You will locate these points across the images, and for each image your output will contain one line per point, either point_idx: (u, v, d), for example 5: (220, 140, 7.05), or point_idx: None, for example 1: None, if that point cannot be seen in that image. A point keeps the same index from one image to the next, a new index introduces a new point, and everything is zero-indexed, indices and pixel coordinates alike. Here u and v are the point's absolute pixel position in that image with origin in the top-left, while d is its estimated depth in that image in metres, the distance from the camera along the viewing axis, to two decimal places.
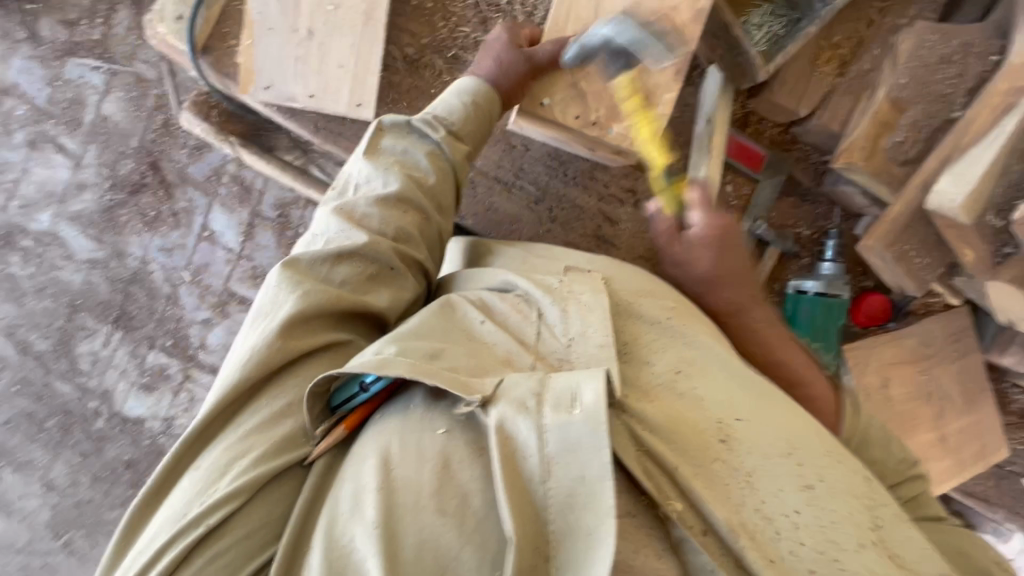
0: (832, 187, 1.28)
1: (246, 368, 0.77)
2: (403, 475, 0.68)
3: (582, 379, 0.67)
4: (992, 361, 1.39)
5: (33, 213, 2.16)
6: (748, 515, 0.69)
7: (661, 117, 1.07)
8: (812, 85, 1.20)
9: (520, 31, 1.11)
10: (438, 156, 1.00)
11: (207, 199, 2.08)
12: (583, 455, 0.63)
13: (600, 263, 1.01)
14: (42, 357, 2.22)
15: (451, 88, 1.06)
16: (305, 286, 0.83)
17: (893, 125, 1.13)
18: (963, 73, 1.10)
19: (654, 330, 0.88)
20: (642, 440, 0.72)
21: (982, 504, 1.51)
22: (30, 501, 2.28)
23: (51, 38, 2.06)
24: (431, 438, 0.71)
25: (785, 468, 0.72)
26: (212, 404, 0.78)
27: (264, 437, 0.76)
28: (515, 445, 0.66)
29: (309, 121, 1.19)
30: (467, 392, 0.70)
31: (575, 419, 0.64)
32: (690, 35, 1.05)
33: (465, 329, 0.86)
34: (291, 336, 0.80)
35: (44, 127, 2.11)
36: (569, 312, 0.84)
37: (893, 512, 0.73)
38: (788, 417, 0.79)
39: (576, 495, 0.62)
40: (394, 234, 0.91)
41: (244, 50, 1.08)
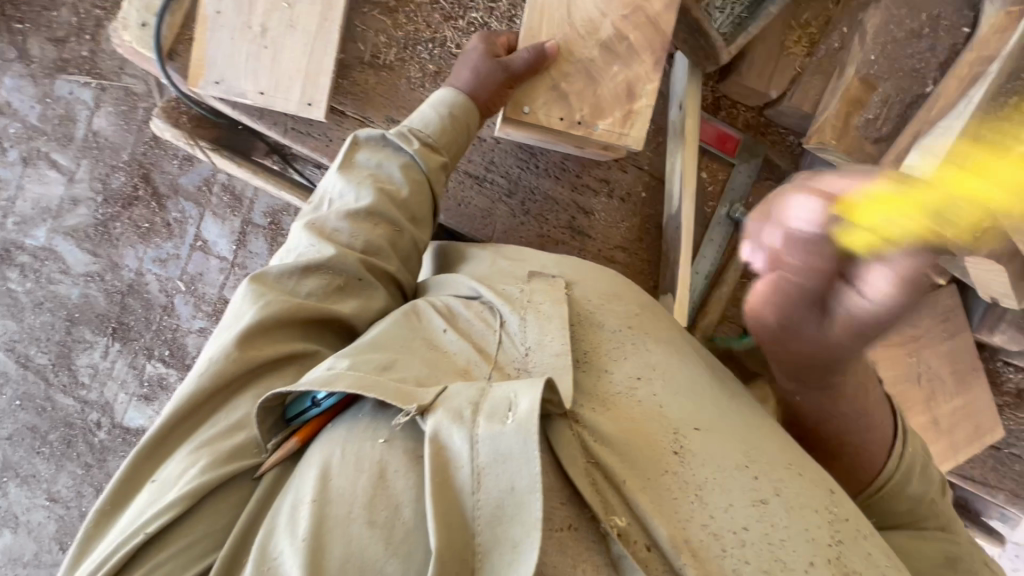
0: (808, 169, 1.27)
1: (201, 378, 0.76)
2: (338, 487, 0.65)
3: (520, 388, 0.65)
4: (983, 341, 1.36)
5: (29, 229, 2.19)
6: (693, 531, 0.66)
7: (646, 110, 1.03)
8: (781, 66, 1.19)
9: (495, 40, 1.07)
10: (413, 168, 0.98)
11: (198, 209, 2.10)
12: (514, 465, 0.61)
13: (567, 264, 0.94)
14: (42, 371, 2.25)
15: (429, 100, 1.04)
16: (268, 298, 0.81)
17: (865, 103, 1.11)
18: (935, 47, 1.09)
19: (615, 337, 0.83)
20: (593, 451, 0.70)
21: (980, 487, 1.48)
22: (36, 514, 2.31)
23: (40, 56, 2.09)
24: (369, 449, 0.68)
25: (739, 481, 0.70)
26: (167, 412, 0.75)
27: (215, 448, 0.73)
28: (448, 457, 0.63)
29: (278, 123, 1.19)
30: (404, 401, 0.67)
31: (508, 429, 0.62)
32: (666, 25, 1.03)
33: (426, 337, 0.82)
34: (249, 347, 0.77)
35: (37, 144, 2.14)
36: (527, 319, 0.82)
37: (852, 528, 0.71)
38: (752, 428, 0.77)
39: (503, 507, 0.60)
40: (362, 248, 0.90)
41: (196, 44, 1.08)
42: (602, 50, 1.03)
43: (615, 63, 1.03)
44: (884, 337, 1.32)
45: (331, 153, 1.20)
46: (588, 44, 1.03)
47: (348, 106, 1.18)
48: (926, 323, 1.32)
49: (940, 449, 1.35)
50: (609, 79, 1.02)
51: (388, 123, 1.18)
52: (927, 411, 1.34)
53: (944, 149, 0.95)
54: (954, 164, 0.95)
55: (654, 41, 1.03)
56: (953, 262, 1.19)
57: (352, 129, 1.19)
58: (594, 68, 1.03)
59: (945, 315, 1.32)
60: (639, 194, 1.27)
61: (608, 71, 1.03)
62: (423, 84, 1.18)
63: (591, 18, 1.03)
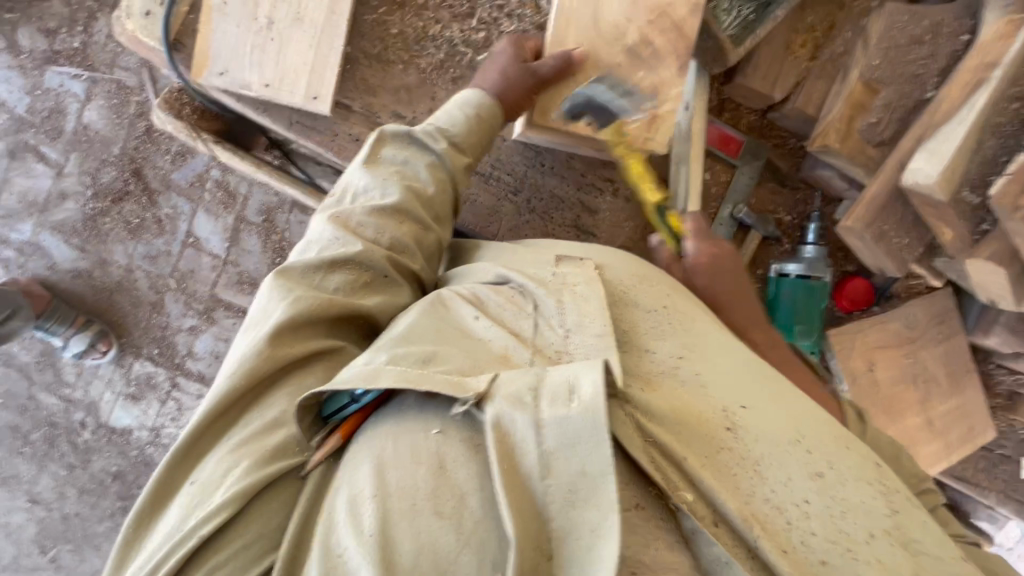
0: (810, 172, 1.29)
1: (232, 379, 0.72)
2: (397, 479, 0.61)
3: (580, 370, 0.60)
4: (976, 343, 1.39)
5: (14, 223, 2.14)
6: (758, 505, 0.61)
7: (670, 114, 1.04)
8: (785, 69, 1.20)
9: (524, 44, 1.05)
10: (439, 168, 0.97)
11: (191, 205, 2.06)
12: (583, 450, 0.57)
13: (593, 253, 0.91)
14: (26, 369, 2.19)
15: (457, 98, 1.01)
16: (295, 294, 0.79)
17: (868, 107, 1.13)
18: (934, 53, 1.11)
19: (650, 317, 0.79)
20: (647, 430, 0.63)
21: (970, 487, 1.51)
22: (16, 516, 2.24)
23: (30, 47, 2.05)
24: (424, 441, 0.64)
25: (794, 455, 0.64)
26: (201, 415, 0.72)
27: (254, 448, 0.70)
28: (513, 444, 0.59)
29: (284, 117, 1.15)
30: (461, 389, 0.63)
31: (574, 413, 0.57)
32: (691, 30, 1.02)
33: (458, 325, 0.77)
34: (279, 345, 0.74)
35: (24, 136, 2.09)
36: (565, 304, 0.76)
37: (905, 497, 0.66)
38: (797, 404, 0.71)
39: (578, 490, 0.57)
40: (389, 243, 0.88)
41: (199, 35, 1.06)
42: (627, 54, 1.02)
43: (640, 68, 1.03)
44: (882, 338, 1.34)
45: (336, 148, 1.18)
46: (614, 49, 1.02)
47: (355, 100, 1.17)
48: (921, 324, 1.34)
49: (935, 449, 1.37)
50: (634, 84, 1.02)
51: (395, 118, 1.18)
52: (922, 412, 1.36)
53: (947, 153, 0.96)
54: (957, 167, 0.97)
55: (679, 45, 1.03)
56: (950, 265, 1.21)
57: (358, 125, 1.18)
58: (619, 73, 1.02)
59: (940, 317, 1.35)
60: None
61: (633, 76, 1.03)
62: (432, 80, 1.18)
63: (616, 23, 1.02)
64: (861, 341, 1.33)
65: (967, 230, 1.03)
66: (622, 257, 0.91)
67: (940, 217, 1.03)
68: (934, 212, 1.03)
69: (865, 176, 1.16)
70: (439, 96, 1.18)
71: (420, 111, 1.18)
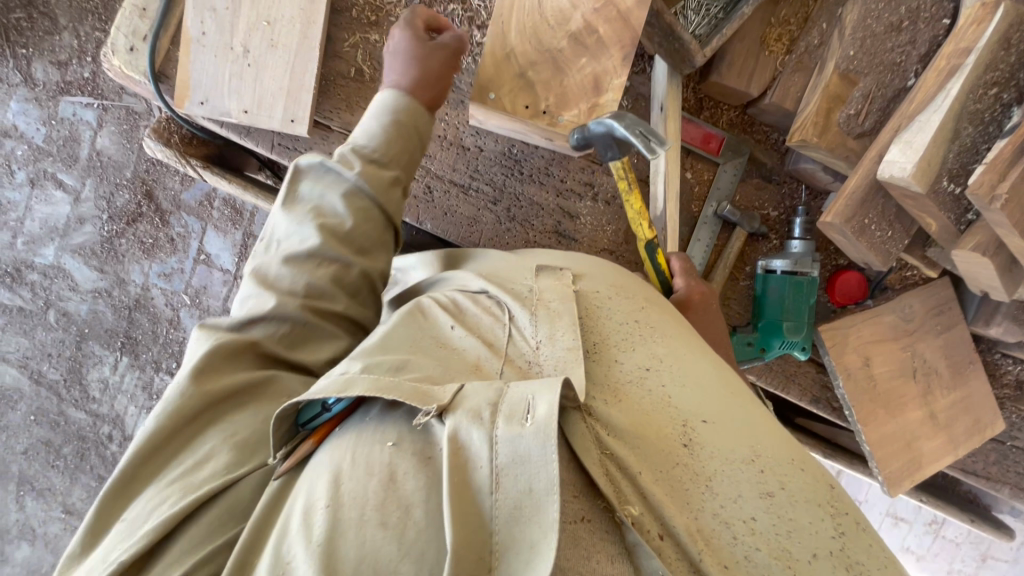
0: (794, 166, 1.26)
1: (162, 416, 0.75)
2: (349, 492, 0.59)
3: (538, 389, 0.61)
4: (980, 332, 1.34)
5: (39, 248, 2.24)
6: (706, 520, 0.61)
7: (610, 105, 1.01)
8: (761, 65, 1.19)
9: (417, 27, 1.03)
10: (357, 196, 0.93)
11: (200, 224, 2.13)
12: (535, 467, 0.55)
13: (573, 259, 0.92)
14: (55, 387, 2.30)
15: (371, 107, 1.01)
16: (220, 335, 0.82)
17: (846, 99, 1.11)
18: (914, 40, 1.07)
19: (621, 329, 0.78)
20: (606, 442, 0.64)
21: (981, 480, 1.47)
22: (53, 526, 2.36)
23: (43, 80, 2.13)
24: (378, 451, 0.62)
25: (746, 473, 0.64)
26: (131, 452, 0.73)
27: (184, 483, 0.71)
28: (467, 456, 0.58)
29: (266, 140, 1.21)
30: (423, 401, 0.63)
31: (527, 432, 0.57)
32: (637, 21, 0.99)
33: (435, 335, 0.78)
34: (203, 381, 0.77)
35: (43, 165, 2.19)
36: (538, 315, 0.77)
37: (854, 520, 0.65)
38: (755, 419, 0.72)
39: (524, 507, 0.55)
40: (305, 291, 0.87)
41: (180, 66, 1.11)
42: (571, 41, 1.01)
43: (583, 55, 1.02)
44: (876, 332, 1.30)
45: None
46: (558, 34, 1.02)
47: (334, 119, 1.20)
48: (918, 316, 1.31)
49: (939, 443, 1.34)
50: (575, 71, 1.01)
51: None
52: (924, 405, 1.33)
53: (922, 144, 0.94)
54: (932, 157, 0.94)
55: (624, 36, 1.00)
56: (943, 254, 1.17)
57: (338, 142, 1.22)
58: (562, 59, 1.02)
59: (939, 307, 1.31)
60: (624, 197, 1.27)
61: (575, 63, 1.02)
62: None
63: (562, 9, 1.02)
64: (856, 336, 1.29)
65: (950, 219, 1.00)
66: (597, 264, 0.91)
67: (921, 208, 1.01)
68: (915, 203, 1.01)
69: (848, 169, 1.14)
70: None
71: None
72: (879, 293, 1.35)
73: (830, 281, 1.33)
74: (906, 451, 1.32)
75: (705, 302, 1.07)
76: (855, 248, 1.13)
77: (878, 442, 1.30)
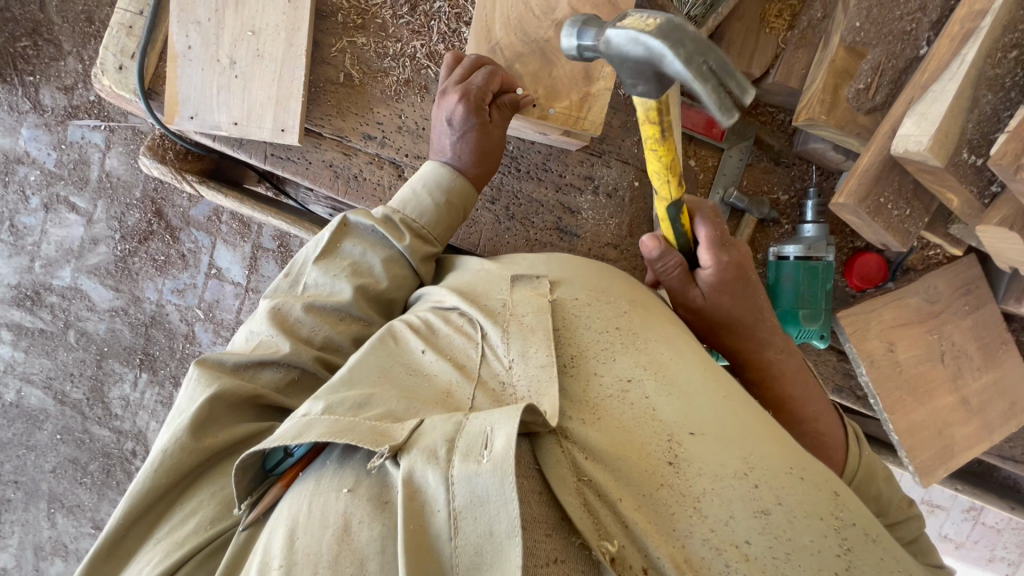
0: (802, 146, 1.20)
1: (154, 475, 0.70)
2: (304, 547, 0.55)
3: (497, 420, 0.56)
4: (1011, 311, 1.27)
5: (55, 270, 2.27)
6: (694, 546, 0.56)
7: (604, 93, 0.98)
8: (761, 43, 1.15)
9: (478, 101, 0.93)
10: (397, 260, 0.90)
11: (210, 239, 2.14)
12: (493, 509, 0.52)
13: (556, 264, 0.86)
14: (78, 406, 2.34)
15: (419, 176, 0.96)
16: (222, 382, 0.76)
17: (853, 73, 1.05)
18: (925, 6, 1.01)
19: (600, 338, 0.73)
20: (583, 469, 0.61)
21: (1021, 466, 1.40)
22: (84, 541, 2.41)
23: (52, 105, 2.16)
24: (333, 501, 0.58)
25: (738, 490, 0.58)
26: (121, 511, 0.70)
27: (175, 539, 0.69)
28: (423, 499, 0.55)
29: (259, 151, 1.20)
30: (376, 442, 0.59)
31: (483, 471, 0.53)
32: (626, 4, 0.96)
33: (405, 361, 0.75)
34: (204, 434, 0.73)
35: (56, 189, 2.22)
36: (512, 332, 0.73)
37: (862, 530, 0.58)
38: (743, 426, 0.64)
39: (483, 552, 0.52)
40: (321, 343, 0.84)
41: (168, 82, 1.10)
42: (558, 30, 0.98)
43: None
44: (899, 316, 1.24)
45: (311, 175, 1.21)
46: (544, 24, 0.98)
47: (325, 126, 1.19)
48: (944, 297, 1.24)
49: (973, 430, 1.26)
50: (564, 61, 0.98)
51: (366, 140, 1.19)
52: (955, 391, 1.26)
53: (938, 115, 0.88)
54: (949, 128, 0.88)
55: (614, 20, 0.97)
56: (968, 231, 1.11)
57: (331, 150, 1.21)
58: (549, 49, 0.99)
59: (965, 287, 1.24)
60: (626, 188, 1.23)
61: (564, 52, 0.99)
62: (399, 93, 1.18)
63: None
64: (877, 321, 1.24)
65: (973, 193, 0.94)
66: (582, 267, 0.85)
67: (939, 182, 0.95)
68: (934, 179, 0.95)
69: (858, 147, 1.08)
70: (407, 113, 1.18)
71: (389, 129, 1.19)
72: (901, 275, 1.29)
73: (847, 265, 1.27)
74: (938, 439, 1.25)
75: (738, 278, 0.90)
76: (869, 229, 1.06)
77: (907, 431, 1.24)
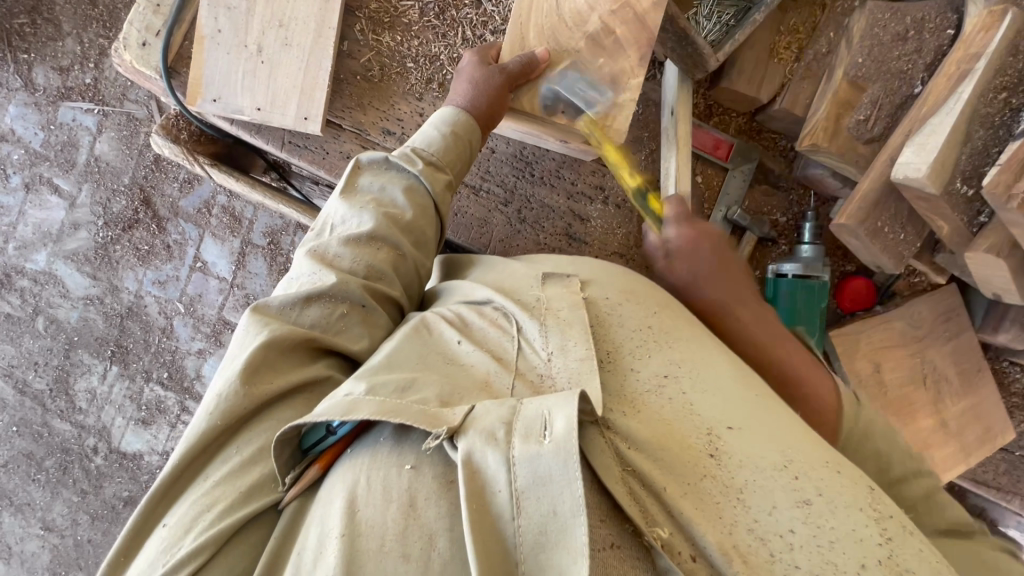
0: (802, 172, 1.28)
1: (210, 418, 0.67)
2: (368, 516, 0.57)
3: (555, 404, 0.57)
4: (987, 341, 1.35)
5: (30, 253, 2.18)
6: (741, 536, 0.57)
7: (629, 103, 1.02)
8: (770, 72, 1.20)
9: (487, 53, 1.06)
10: (417, 190, 0.92)
11: (198, 231, 2.10)
12: (555, 489, 0.53)
13: (582, 266, 0.87)
14: (40, 397, 2.21)
15: (431, 119, 1.01)
16: (274, 326, 0.73)
17: (854, 105, 1.12)
18: (920, 49, 1.09)
19: (635, 336, 0.75)
20: (627, 458, 0.61)
21: (993, 492, 1.45)
22: (30, 543, 2.24)
23: (44, 85, 2.10)
24: (396, 476, 0.59)
25: (780, 481, 0.61)
26: (178, 453, 0.67)
27: (231, 489, 0.65)
28: (483, 480, 0.56)
29: (276, 137, 1.20)
30: (433, 424, 0.59)
31: (546, 451, 0.54)
32: (653, 22, 1.02)
33: (442, 351, 0.75)
34: (257, 380, 0.69)
35: (39, 169, 2.14)
36: (548, 328, 0.73)
37: (899, 522, 0.61)
38: (782, 424, 0.67)
39: (547, 531, 0.52)
40: (365, 273, 0.82)
41: (193, 65, 1.10)
42: (588, 41, 1.02)
43: (601, 55, 1.02)
44: (886, 338, 1.30)
45: (327, 165, 1.21)
46: (574, 35, 1.02)
47: (346, 118, 1.20)
48: (928, 323, 1.31)
49: (952, 452, 1.31)
50: (593, 71, 1.02)
51: (385, 135, 1.20)
52: (935, 413, 1.31)
53: (936, 146, 0.95)
54: (946, 157, 0.96)
55: (641, 36, 1.02)
56: (953, 260, 1.18)
57: (349, 142, 1.21)
58: (579, 59, 1.02)
59: (947, 314, 1.31)
60: None
61: (593, 62, 1.02)
62: (421, 93, 1.20)
63: (578, 10, 1.02)
64: (866, 342, 1.29)
65: (964, 222, 1.01)
66: (609, 270, 0.87)
67: (935, 209, 1.01)
68: (929, 206, 1.02)
69: (858, 174, 1.15)
70: (427, 111, 1.20)
71: (408, 126, 1.20)
72: (888, 300, 1.36)
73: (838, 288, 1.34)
74: None
75: None
76: (866, 249, 1.12)
77: None
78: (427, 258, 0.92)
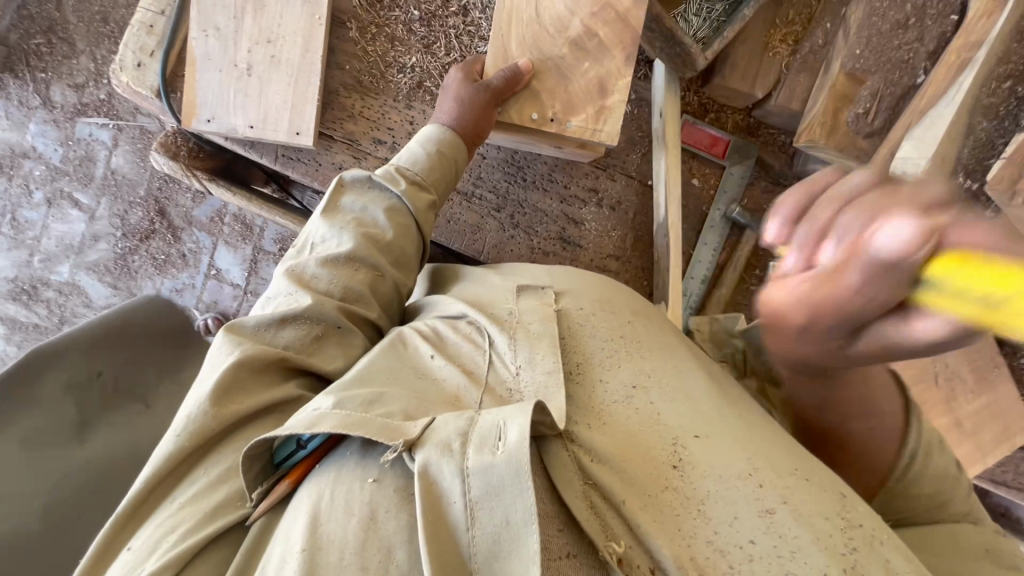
0: (802, 168, 1.25)
1: (179, 440, 0.68)
2: (329, 532, 0.58)
3: (509, 414, 0.58)
4: (1004, 336, 1.30)
5: (54, 266, 2.27)
6: (699, 547, 0.58)
7: (619, 105, 1.00)
8: (764, 65, 1.17)
9: (472, 68, 1.05)
10: (400, 212, 0.93)
11: (212, 239, 2.15)
12: (508, 498, 0.55)
13: (561, 276, 0.88)
14: None
15: (418, 136, 1.01)
16: (248, 346, 0.74)
17: (854, 98, 1.08)
18: (922, 37, 1.05)
19: (605, 347, 0.75)
20: (589, 471, 0.62)
21: (1014, 491, 1.40)
22: None
23: (61, 102, 2.16)
24: (359, 489, 0.60)
25: (742, 491, 0.61)
26: (146, 475, 0.68)
27: (199, 507, 0.66)
28: (439, 493, 0.57)
29: (270, 150, 1.22)
30: (388, 436, 0.60)
31: (498, 462, 0.55)
32: (637, 21, 1.00)
33: (415, 366, 0.75)
34: (227, 401, 0.70)
35: (60, 184, 2.22)
36: (517, 340, 0.74)
37: (870, 532, 0.60)
38: (750, 433, 0.66)
39: (501, 540, 0.54)
40: (342, 293, 0.83)
41: (187, 86, 1.13)
42: (572, 47, 1.01)
43: (586, 59, 1.01)
44: None
45: (320, 177, 1.22)
46: (558, 41, 1.01)
47: (337, 130, 1.21)
48: None
49: (968, 452, 1.27)
50: (579, 76, 1.01)
51: (376, 145, 1.21)
52: (949, 413, 1.26)
53: (935, 139, 0.92)
54: (948, 152, 0.92)
55: (625, 36, 1.00)
56: None
57: (342, 153, 1.22)
58: (564, 64, 1.01)
59: None
60: (628, 201, 1.26)
61: (579, 67, 1.01)
62: (410, 99, 1.20)
63: (561, 16, 1.01)
64: None
65: None
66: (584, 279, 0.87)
67: None
68: None
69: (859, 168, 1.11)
70: (417, 120, 1.20)
71: (399, 135, 1.21)
72: None
73: None
74: None
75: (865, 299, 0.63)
76: None
77: None
78: (408, 276, 0.93)
